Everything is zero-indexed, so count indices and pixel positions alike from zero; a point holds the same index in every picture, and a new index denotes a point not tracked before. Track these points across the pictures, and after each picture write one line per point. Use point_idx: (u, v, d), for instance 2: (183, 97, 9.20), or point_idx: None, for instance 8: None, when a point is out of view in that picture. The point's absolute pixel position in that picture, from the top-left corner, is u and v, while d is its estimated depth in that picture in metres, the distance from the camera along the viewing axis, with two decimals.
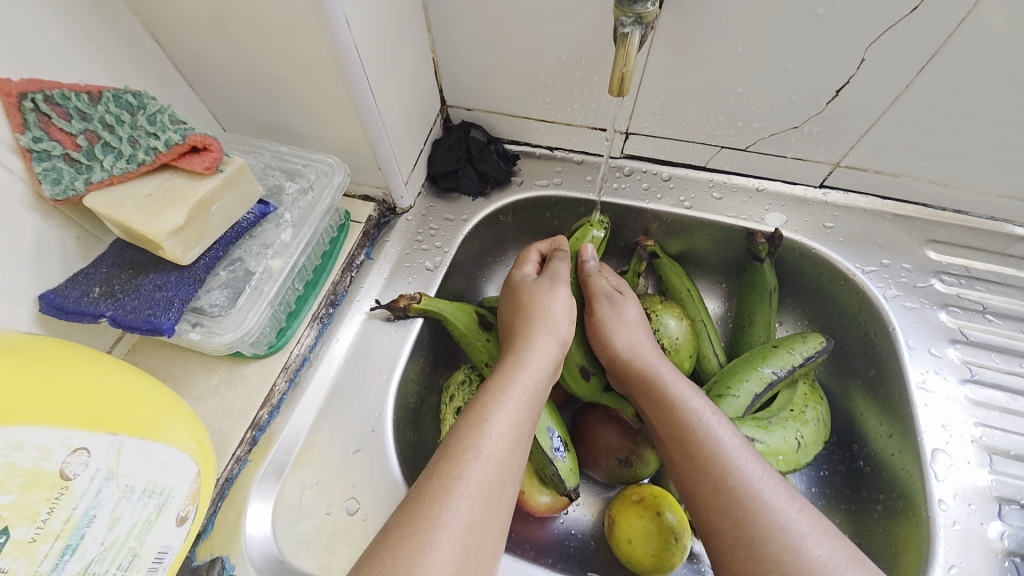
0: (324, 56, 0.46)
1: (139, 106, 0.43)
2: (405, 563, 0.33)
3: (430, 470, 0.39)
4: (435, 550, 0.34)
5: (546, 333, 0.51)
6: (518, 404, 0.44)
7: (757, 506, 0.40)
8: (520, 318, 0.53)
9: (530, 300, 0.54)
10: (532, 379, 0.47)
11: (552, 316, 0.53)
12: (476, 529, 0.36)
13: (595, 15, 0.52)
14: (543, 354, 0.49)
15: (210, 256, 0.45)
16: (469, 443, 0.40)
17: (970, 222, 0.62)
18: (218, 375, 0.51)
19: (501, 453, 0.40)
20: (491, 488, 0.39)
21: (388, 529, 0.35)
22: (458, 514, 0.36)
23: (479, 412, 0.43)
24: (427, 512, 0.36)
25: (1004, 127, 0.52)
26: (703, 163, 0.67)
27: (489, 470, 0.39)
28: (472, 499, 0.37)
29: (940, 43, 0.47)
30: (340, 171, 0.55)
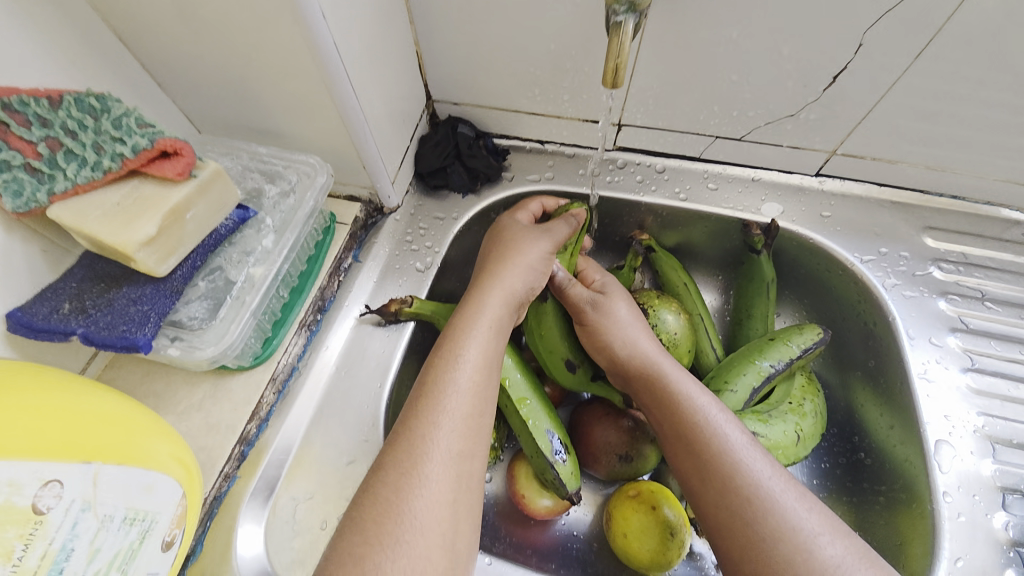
0: (301, 53, 0.43)
1: (103, 109, 0.40)
2: (399, 498, 0.34)
3: (409, 407, 0.39)
4: (426, 481, 0.35)
5: (517, 270, 0.49)
6: (488, 336, 0.44)
7: (769, 505, 0.39)
8: (491, 257, 0.51)
9: (505, 241, 0.52)
10: (500, 312, 0.47)
11: (523, 252, 0.51)
12: (464, 457, 0.37)
13: (585, 2, 0.49)
14: (508, 289, 0.48)
15: (187, 266, 0.43)
16: (446, 378, 0.40)
17: (968, 208, 0.62)
18: (203, 389, 0.49)
19: (478, 384, 0.41)
20: (473, 418, 0.39)
21: (377, 467, 0.36)
22: (445, 444, 0.37)
23: (452, 347, 0.43)
24: (416, 445, 0.36)
25: (1004, 111, 0.51)
26: (698, 154, 0.65)
27: (468, 401, 0.40)
28: (457, 429, 0.38)
29: (938, 26, 0.46)
30: (323, 172, 0.53)
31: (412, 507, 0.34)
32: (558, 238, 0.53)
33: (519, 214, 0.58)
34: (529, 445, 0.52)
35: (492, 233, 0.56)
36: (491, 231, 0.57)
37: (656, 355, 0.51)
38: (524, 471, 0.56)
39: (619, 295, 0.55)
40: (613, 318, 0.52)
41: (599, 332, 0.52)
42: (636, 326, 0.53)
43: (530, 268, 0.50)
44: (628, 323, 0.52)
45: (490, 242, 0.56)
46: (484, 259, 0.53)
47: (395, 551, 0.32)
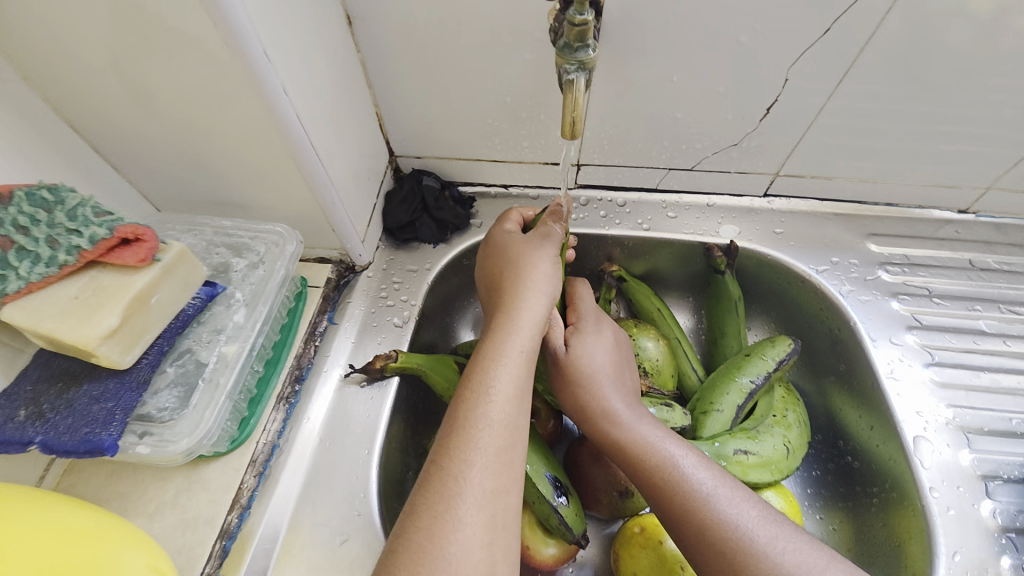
0: (262, 126, 0.44)
1: (56, 202, 0.38)
2: (433, 544, 0.33)
3: (442, 444, 0.38)
4: (461, 523, 0.34)
5: (537, 288, 0.48)
6: (519, 362, 0.42)
7: (745, 558, 0.38)
8: (509, 275, 0.50)
9: (518, 258, 0.51)
10: (529, 334, 0.45)
11: (536, 272, 0.49)
12: (499, 494, 0.36)
13: (535, 58, 0.53)
14: (536, 309, 0.46)
15: (153, 353, 0.41)
16: (478, 412, 0.39)
17: (901, 213, 0.67)
18: (175, 483, 0.46)
19: (511, 416, 0.40)
20: (507, 451, 0.38)
21: (410, 510, 0.36)
22: (479, 482, 0.36)
23: (482, 375, 0.41)
24: (449, 487, 0.36)
25: (918, 123, 0.57)
26: (655, 186, 0.69)
27: (501, 434, 0.38)
28: (490, 466, 0.37)
29: (854, 55, 0.51)
30: (292, 239, 0.52)
31: (447, 554, 0.33)
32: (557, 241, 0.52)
33: (505, 224, 0.57)
34: (530, 491, 0.51)
35: (488, 242, 0.56)
36: (490, 239, 0.56)
37: (614, 409, 0.49)
38: (527, 521, 0.54)
39: (586, 339, 0.53)
40: (571, 377, 0.52)
41: (561, 388, 0.53)
42: (599, 376, 0.51)
43: (547, 285, 0.48)
44: (586, 379, 0.51)
45: (490, 249, 0.55)
46: (494, 274, 0.52)
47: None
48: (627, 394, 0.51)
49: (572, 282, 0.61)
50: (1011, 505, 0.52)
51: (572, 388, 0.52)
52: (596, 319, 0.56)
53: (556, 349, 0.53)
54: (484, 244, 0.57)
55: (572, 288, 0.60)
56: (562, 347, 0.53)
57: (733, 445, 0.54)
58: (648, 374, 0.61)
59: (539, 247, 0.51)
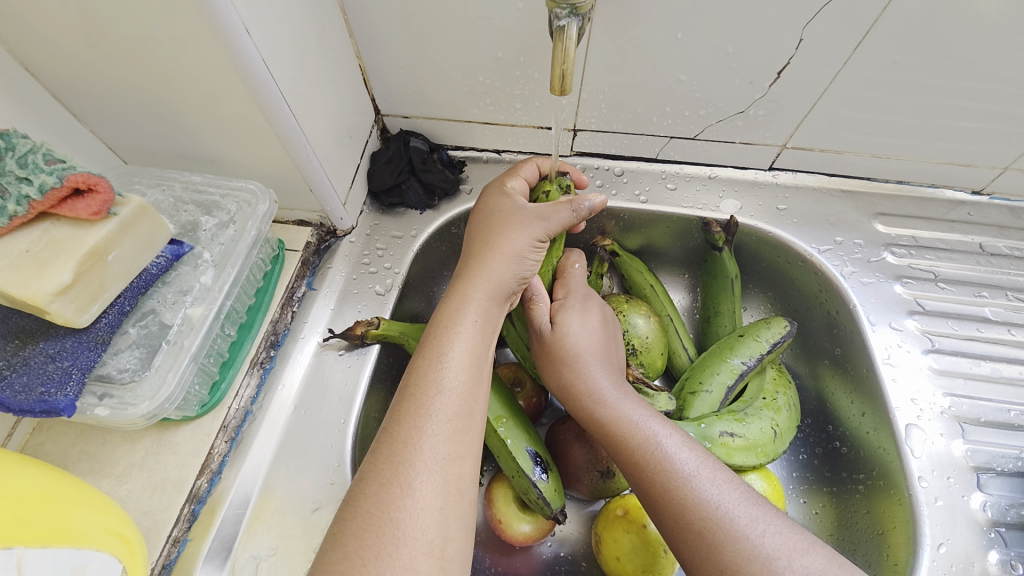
0: (226, 72, 0.40)
1: (5, 146, 0.35)
2: (381, 509, 0.32)
3: (393, 413, 0.37)
4: (411, 489, 0.33)
5: (503, 261, 0.45)
6: (474, 333, 0.41)
7: (724, 537, 0.37)
8: (471, 248, 0.48)
9: (489, 229, 0.47)
10: (484, 305, 0.43)
11: (506, 242, 0.46)
12: (453, 460, 0.35)
13: (529, 7, 0.48)
14: (492, 283, 0.44)
15: (114, 312, 0.39)
16: (429, 381, 0.38)
17: (913, 192, 0.64)
18: (144, 446, 0.45)
19: (464, 385, 0.38)
20: (461, 419, 0.37)
21: (361, 477, 0.34)
22: (430, 450, 0.34)
23: (436, 346, 0.40)
24: (399, 455, 0.34)
25: (937, 97, 0.53)
26: (654, 155, 0.65)
27: (454, 402, 0.37)
28: (443, 433, 0.35)
29: (874, 17, 0.47)
30: (265, 198, 0.49)
31: (397, 518, 0.32)
32: (549, 228, 0.47)
33: (511, 178, 0.52)
34: (509, 465, 0.51)
35: (479, 204, 0.52)
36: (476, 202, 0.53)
37: (600, 389, 0.48)
38: (502, 495, 0.54)
39: (573, 317, 0.51)
40: (556, 356, 0.50)
41: (545, 366, 0.52)
42: (589, 358, 0.49)
43: (516, 257, 0.45)
44: (571, 360, 0.49)
45: (475, 215, 0.51)
46: (467, 242, 0.49)
47: (379, 565, 0.30)
48: (613, 372, 0.50)
49: (565, 253, 0.57)
50: (1002, 498, 0.51)
51: (558, 367, 0.50)
52: (585, 297, 0.54)
53: (541, 327, 0.52)
54: (478, 203, 0.52)
55: (565, 259, 0.56)
56: (548, 324, 0.52)
57: (719, 427, 0.52)
58: (637, 351, 0.59)
59: (524, 224, 0.47)
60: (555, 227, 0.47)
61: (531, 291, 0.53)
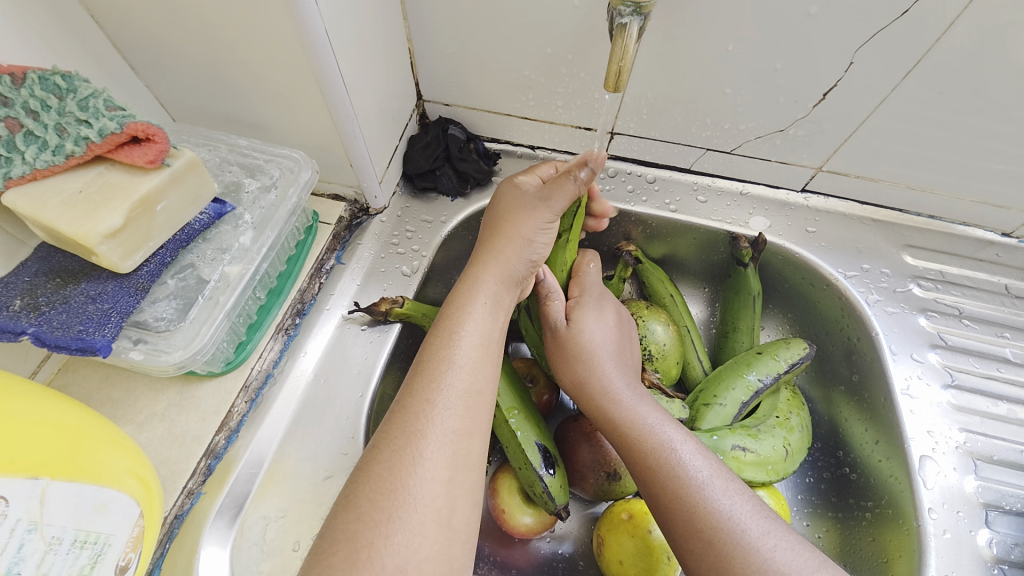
0: (288, 38, 0.41)
1: (69, 88, 0.36)
2: (394, 475, 0.32)
3: (408, 386, 0.37)
4: (421, 458, 0.33)
5: (510, 245, 0.46)
6: (485, 315, 0.42)
7: (734, 549, 0.37)
8: (486, 237, 0.48)
9: (501, 218, 0.48)
10: (495, 289, 0.44)
11: (517, 229, 0.46)
12: (462, 435, 0.35)
13: (585, 5, 0.49)
14: (503, 267, 0.45)
15: (155, 262, 0.40)
16: (442, 357, 0.38)
17: (944, 228, 0.63)
18: (167, 397, 0.47)
19: (474, 363, 0.38)
20: (472, 396, 0.37)
21: (375, 444, 0.35)
22: (440, 422, 0.35)
23: (448, 325, 0.40)
24: (412, 424, 0.34)
25: (980, 136, 0.53)
26: (688, 166, 0.65)
27: (464, 378, 0.37)
28: (453, 407, 0.36)
29: (925, 50, 0.47)
30: (308, 167, 0.50)
31: (408, 484, 0.32)
32: (554, 205, 0.46)
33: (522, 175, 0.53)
34: (517, 456, 0.50)
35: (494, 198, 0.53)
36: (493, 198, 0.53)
37: (614, 388, 0.48)
38: (507, 486, 0.54)
39: (588, 314, 0.52)
40: (570, 352, 0.50)
41: (558, 364, 0.52)
42: (599, 355, 0.50)
43: (520, 245, 0.46)
44: (585, 356, 0.50)
45: (490, 208, 0.52)
46: (482, 232, 0.50)
47: (390, 527, 0.30)
48: (626, 371, 0.50)
49: (581, 253, 0.57)
50: (1009, 537, 0.50)
51: (572, 363, 0.50)
52: (600, 296, 0.54)
53: (556, 323, 0.52)
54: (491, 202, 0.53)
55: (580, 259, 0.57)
56: (564, 321, 0.52)
57: (732, 440, 0.52)
58: (653, 358, 0.59)
59: (531, 205, 0.47)
60: (564, 203, 0.47)
61: (546, 288, 0.53)
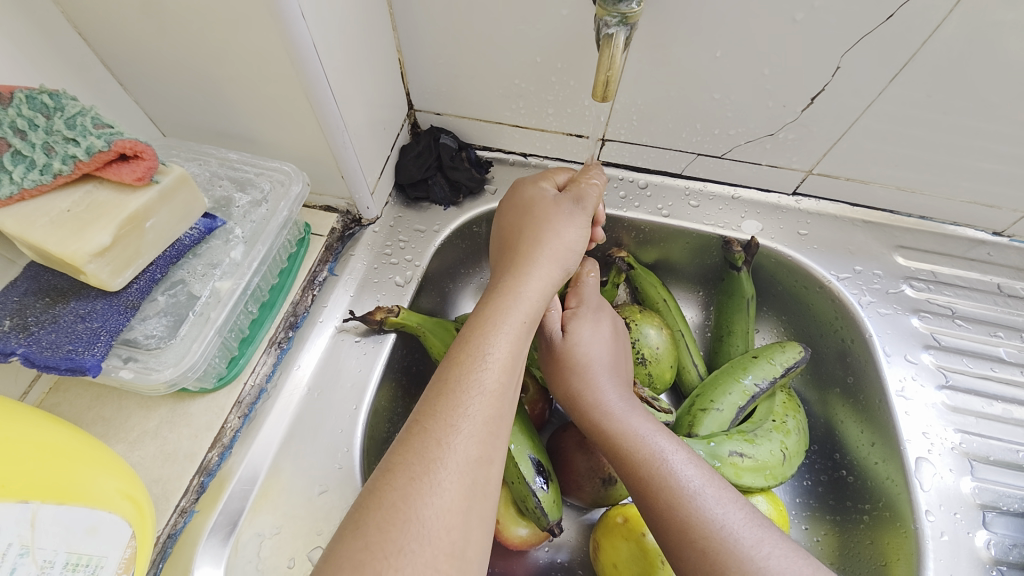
0: (277, 52, 0.41)
1: (56, 107, 0.35)
2: (407, 504, 0.31)
3: (425, 407, 0.36)
4: (439, 487, 0.32)
5: (549, 260, 0.46)
6: (516, 335, 0.41)
7: (726, 558, 0.37)
8: (519, 244, 0.48)
9: (537, 228, 0.48)
10: (528, 309, 0.43)
11: (557, 241, 0.47)
12: (481, 463, 0.35)
13: (572, 15, 0.49)
14: (544, 285, 0.45)
15: (145, 279, 0.40)
16: (468, 378, 0.37)
17: (934, 228, 0.64)
18: (159, 415, 0.46)
19: (500, 387, 0.38)
20: (493, 421, 0.37)
21: (385, 468, 0.34)
22: (461, 449, 0.34)
23: (478, 342, 0.39)
24: (430, 451, 0.34)
25: (968, 135, 0.53)
26: (680, 171, 0.66)
27: (490, 404, 0.37)
28: (476, 434, 0.35)
29: (911, 54, 0.47)
30: (298, 180, 0.50)
31: (421, 515, 0.31)
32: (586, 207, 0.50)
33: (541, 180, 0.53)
34: (510, 470, 0.49)
35: (514, 197, 0.53)
36: (512, 193, 0.54)
37: (607, 401, 0.48)
38: (502, 498, 0.53)
39: (583, 326, 0.52)
40: (565, 364, 0.51)
41: (553, 374, 0.52)
42: (596, 368, 0.50)
43: (555, 268, 0.46)
44: (581, 368, 0.50)
45: (512, 209, 0.52)
46: (512, 233, 0.50)
47: (400, 560, 0.29)
48: (620, 384, 0.50)
49: (581, 261, 0.57)
50: (1007, 538, 0.50)
51: (567, 376, 0.50)
52: (597, 307, 0.54)
53: (551, 335, 0.52)
54: (510, 202, 0.53)
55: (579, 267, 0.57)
56: (559, 332, 0.52)
57: (729, 446, 0.52)
58: (647, 362, 0.59)
59: (568, 212, 0.49)
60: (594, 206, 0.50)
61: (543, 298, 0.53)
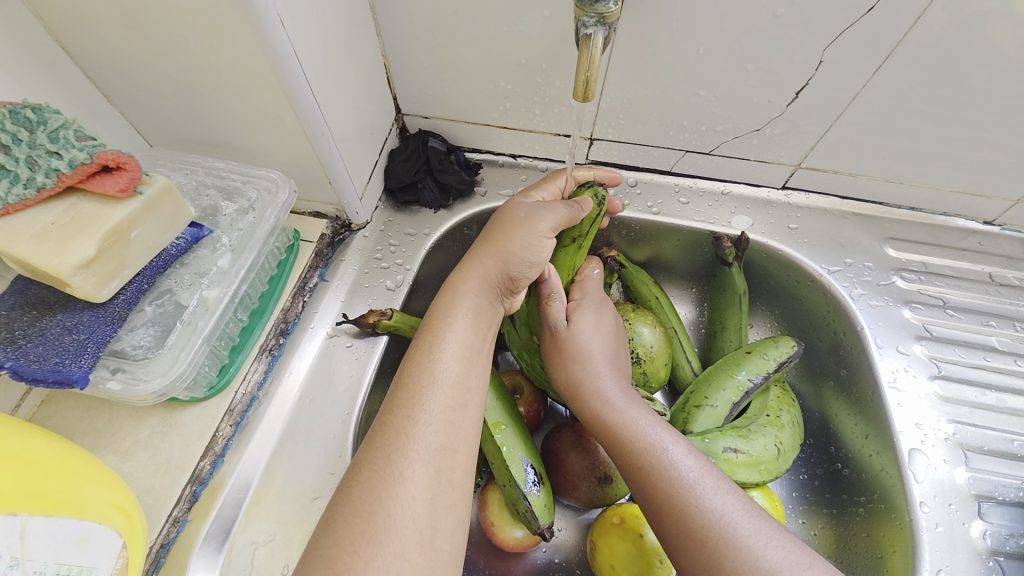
0: (259, 61, 0.41)
1: (39, 121, 0.36)
2: (375, 496, 0.32)
3: (388, 403, 0.37)
4: (403, 477, 0.33)
5: (493, 255, 0.46)
6: (467, 326, 0.42)
7: (725, 549, 0.37)
8: (474, 246, 0.49)
9: (490, 228, 0.49)
10: (473, 301, 0.44)
11: (501, 245, 0.46)
12: (445, 452, 0.35)
13: (555, 16, 0.49)
14: (483, 277, 0.45)
15: (132, 289, 0.40)
16: (422, 371, 0.38)
17: (924, 219, 0.64)
18: (150, 425, 0.46)
19: (456, 375, 0.38)
20: (454, 410, 0.37)
21: (356, 464, 0.34)
22: (422, 439, 0.34)
23: (430, 338, 0.41)
24: (391, 443, 0.34)
25: (954, 125, 0.53)
26: (669, 168, 0.66)
27: (447, 393, 0.37)
28: (436, 423, 0.36)
29: (894, 45, 0.47)
30: (285, 187, 0.50)
31: (388, 505, 0.32)
32: (551, 220, 0.47)
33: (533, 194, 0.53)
34: (502, 472, 0.49)
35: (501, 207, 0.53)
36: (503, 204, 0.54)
37: (606, 391, 0.48)
38: (496, 499, 0.53)
39: (587, 317, 0.52)
40: (568, 354, 0.50)
41: (554, 363, 0.51)
42: (595, 357, 0.50)
43: (501, 259, 0.46)
44: (582, 358, 0.49)
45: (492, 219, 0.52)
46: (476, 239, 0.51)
47: (370, 551, 0.30)
48: (620, 377, 0.50)
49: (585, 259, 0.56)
50: (1003, 528, 0.50)
51: (568, 365, 0.50)
52: (600, 301, 0.54)
53: (557, 324, 0.51)
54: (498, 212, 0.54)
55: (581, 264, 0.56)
56: (564, 322, 0.51)
57: (723, 442, 0.52)
58: (641, 360, 0.59)
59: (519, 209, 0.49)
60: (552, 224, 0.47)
61: (549, 288, 0.52)
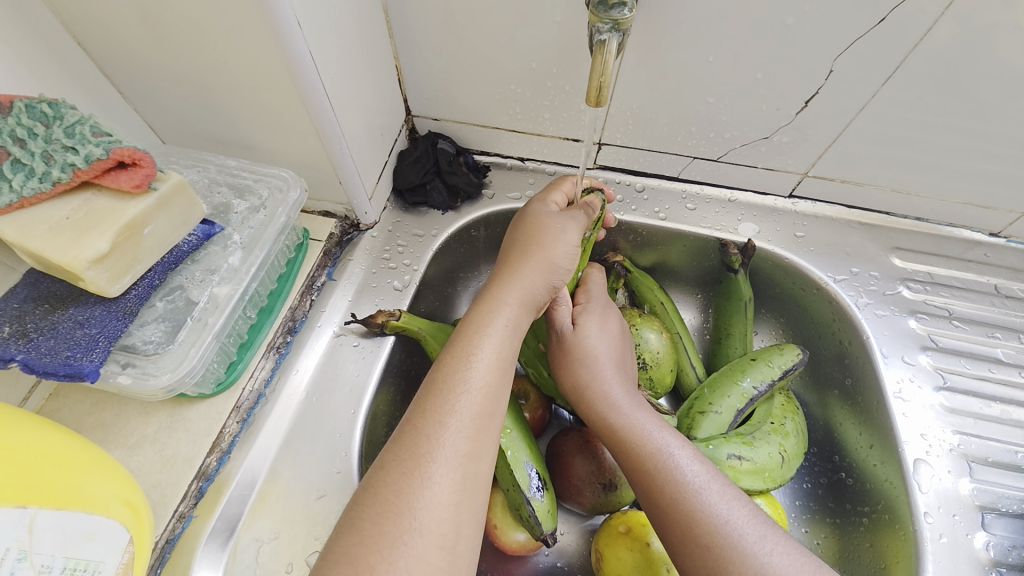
0: (274, 61, 0.41)
1: (56, 116, 0.36)
2: (400, 498, 0.32)
3: (416, 407, 0.37)
4: (431, 481, 0.33)
5: (537, 269, 0.46)
6: (503, 334, 0.41)
7: (731, 554, 0.37)
8: (510, 253, 0.48)
9: (528, 235, 0.49)
10: (513, 312, 0.43)
11: (547, 254, 0.46)
12: (471, 459, 0.35)
13: (567, 21, 0.49)
14: (528, 288, 0.45)
15: (143, 285, 0.40)
16: (456, 377, 0.38)
17: (930, 229, 0.64)
18: (158, 420, 0.47)
19: (489, 385, 0.38)
20: (484, 418, 0.37)
21: (379, 465, 0.34)
22: (451, 445, 0.35)
23: (465, 344, 0.40)
24: (420, 447, 0.34)
25: (962, 136, 0.53)
26: (676, 174, 0.66)
27: (478, 401, 0.37)
28: (465, 430, 0.36)
29: (903, 56, 0.48)
30: (296, 186, 0.51)
31: (414, 508, 0.32)
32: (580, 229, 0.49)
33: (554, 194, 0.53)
34: (506, 476, 0.49)
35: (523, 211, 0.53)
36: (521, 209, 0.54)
37: (615, 396, 0.48)
38: (500, 503, 0.53)
39: (593, 321, 0.52)
40: (574, 357, 0.50)
41: (560, 366, 0.52)
42: (603, 361, 0.50)
43: (542, 272, 0.46)
44: (589, 361, 0.49)
45: (515, 225, 0.52)
46: (507, 245, 0.50)
47: (393, 552, 0.30)
48: (626, 381, 0.50)
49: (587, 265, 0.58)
50: (1006, 540, 0.50)
51: (575, 369, 0.50)
52: (606, 304, 0.54)
53: (562, 327, 0.52)
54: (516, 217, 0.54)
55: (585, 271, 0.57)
56: (569, 325, 0.52)
57: (727, 449, 0.52)
58: (646, 365, 0.59)
59: (556, 222, 0.49)
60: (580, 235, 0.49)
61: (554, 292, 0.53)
